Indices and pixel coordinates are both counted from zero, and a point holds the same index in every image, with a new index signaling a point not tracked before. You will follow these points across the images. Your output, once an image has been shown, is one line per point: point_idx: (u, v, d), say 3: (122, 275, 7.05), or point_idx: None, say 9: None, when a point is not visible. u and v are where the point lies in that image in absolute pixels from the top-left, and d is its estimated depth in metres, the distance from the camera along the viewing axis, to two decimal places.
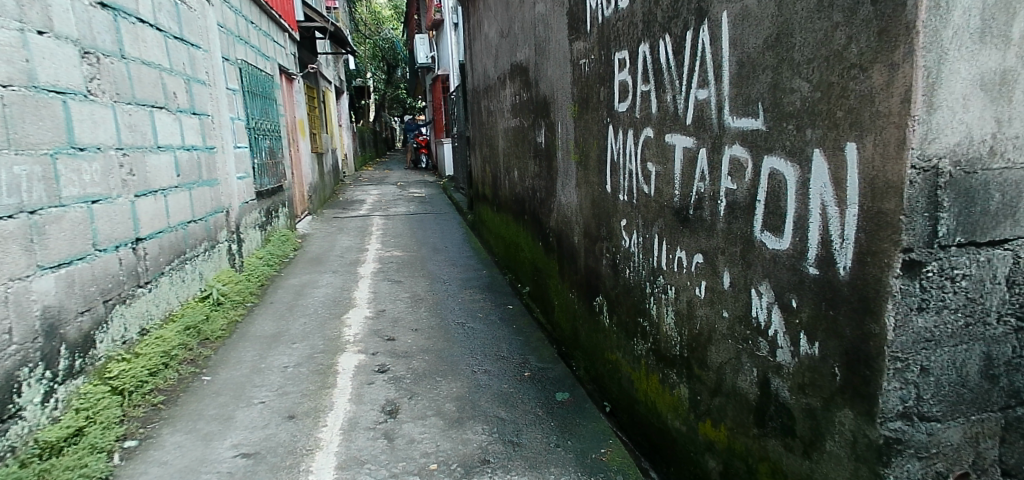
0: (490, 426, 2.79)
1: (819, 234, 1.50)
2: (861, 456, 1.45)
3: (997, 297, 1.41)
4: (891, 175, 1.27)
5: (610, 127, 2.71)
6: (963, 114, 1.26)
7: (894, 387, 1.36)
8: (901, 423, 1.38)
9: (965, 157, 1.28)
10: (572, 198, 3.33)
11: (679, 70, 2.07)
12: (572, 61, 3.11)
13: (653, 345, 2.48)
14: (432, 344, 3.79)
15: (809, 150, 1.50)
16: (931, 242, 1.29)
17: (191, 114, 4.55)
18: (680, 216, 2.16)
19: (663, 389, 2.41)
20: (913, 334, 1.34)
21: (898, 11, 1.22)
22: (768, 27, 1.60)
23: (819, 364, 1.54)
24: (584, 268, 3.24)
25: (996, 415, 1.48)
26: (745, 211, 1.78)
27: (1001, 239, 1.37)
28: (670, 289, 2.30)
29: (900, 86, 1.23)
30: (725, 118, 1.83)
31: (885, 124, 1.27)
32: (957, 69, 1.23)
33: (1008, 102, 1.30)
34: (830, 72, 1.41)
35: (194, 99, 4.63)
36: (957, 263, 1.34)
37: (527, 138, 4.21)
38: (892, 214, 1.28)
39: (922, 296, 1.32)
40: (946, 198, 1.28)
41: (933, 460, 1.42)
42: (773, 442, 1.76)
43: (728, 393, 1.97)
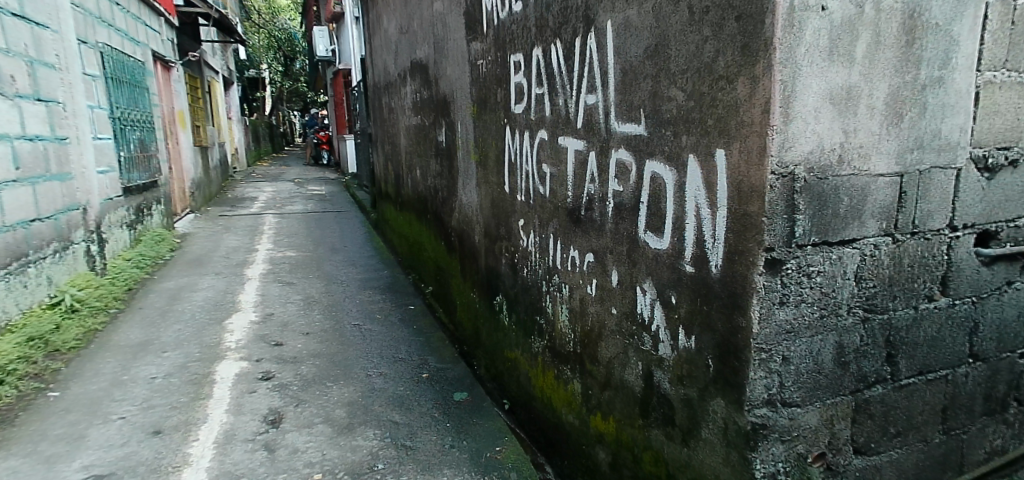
0: (382, 431, 2.74)
1: (694, 234, 1.59)
2: (731, 442, 1.55)
3: (847, 291, 1.57)
4: (755, 180, 1.38)
5: (507, 128, 2.74)
6: (815, 125, 1.38)
7: (760, 376, 1.47)
8: (765, 410, 1.50)
9: (817, 164, 1.41)
10: (473, 197, 3.33)
11: (570, 75, 2.12)
12: (470, 61, 3.12)
13: (549, 341, 2.54)
14: (324, 348, 3.66)
15: (684, 155, 1.59)
16: (789, 241, 1.41)
17: (34, 101, 4.10)
18: (573, 217, 2.22)
19: (558, 385, 2.47)
20: (776, 327, 1.46)
21: (757, 28, 1.32)
22: (648, 37, 1.67)
23: (695, 356, 1.64)
24: (485, 267, 3.25)
25: (848, 398, 1.65)
26: (630, 212, 1.85)
27: (850, 239, 1.53)
28: (565, 288, 2.35)
29: (761, 98, 1.33)
30: (612, 123, 1.89)
31: (749, 133, 1.38)
32: (809, 83, 1.34)
33: (854, 116, 1.45)
34: (701, 83, 1.50)
35: (38, 84, 4.17)
36: (814, 261, 1.48)
37: (428, 137, 4.17)
38: (756, 216, 1.39)
39: (783, 292, 1.44)
40: (802, 202, 1.40)
41: (794, 442, 1.55)
42: (656, 432, 1.85)
43: (616, 386, 2.04)
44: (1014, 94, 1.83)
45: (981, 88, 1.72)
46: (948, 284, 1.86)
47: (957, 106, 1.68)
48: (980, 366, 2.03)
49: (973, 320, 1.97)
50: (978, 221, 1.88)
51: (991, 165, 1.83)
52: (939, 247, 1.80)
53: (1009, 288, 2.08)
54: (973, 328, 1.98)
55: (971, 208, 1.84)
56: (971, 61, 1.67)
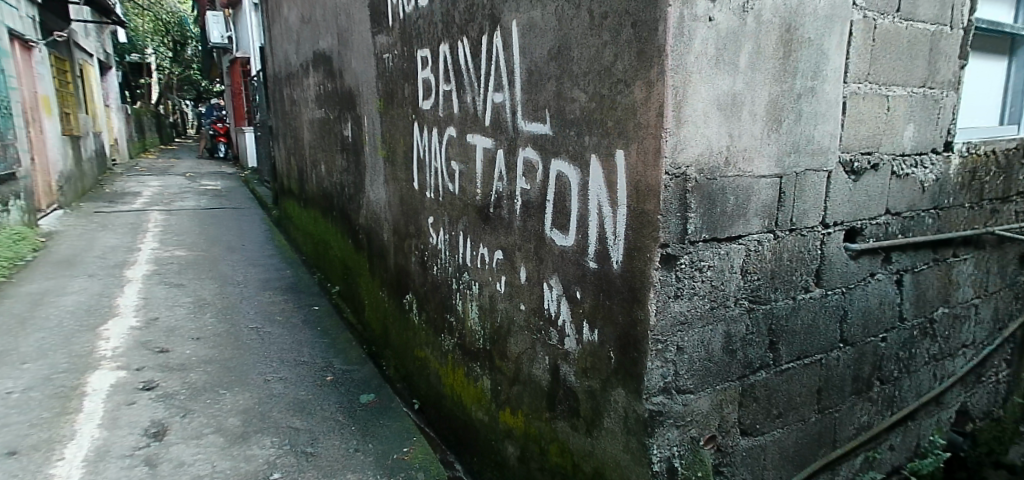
0: (280, 438, 2.62)
1: (596, 231, 1.64)
2: (631, 429, 1.62)
3: (734, 284, 1.68)
4: (651, 180, 1.44)
5: (415, 124, 2.70)
6: (705, 129, 1.46)
7: (657, 365, 1.54)
8: (662, 397, 1.57)
9: (707, 165, 1.50)
10: (381, 194, 3.25)
11: (477, 73, 2.12)
12: (375, 54, 3.04)
13: (459, 339, 2.53)
14: (216, 354, 3.44)
15: (587, 155, 1.63)
16: (682, 238, 1.48)
17: None
18: (482, 214, 2.22)
19: (468, 382, 2.47)
20: (671, 319, 1.53)
21: (651, 35, 1.38)
22: (551, 39, 1.71)
23: (598, 349, 1.69)
24: (393, 266, 3.19)
25: (736, 383, 1.77)
26: (537, 210, 1.88)
27: (737, 235, 1.65)
28: (474, 285, 2.35)
29: (655, 101, 1.39)
30: (518, 122, 1.91)
31: (646, 135, 1.44)
32: (698, 89, 1.42)
33: (739, 121, 1.55)
34: (602, 85, 1.54)
35: None
36: (705, 256, 1.57)
37: (333, 131, 4.02)
38: (652, 214, 1.46)
39: (677, 285, 1.52)
40: (693, 201, 1.49)
41: (688, 427, 1.64)
42: (561, 424, 1.90)
43: (524, 381, 2.07)
44: (874, 105, 2.05)
45: (847, 98, 1.91)
46: (822, 276, 2.04)
47: (827, 113, 1.85)
48: (849, 349, 2.25)
49: (843, 308, 2.17)
50: (846, 219, 2.08)
51: (856, 168, 2.05)
52: (814, 243, 1.97)
53: (872, 279, 2.31)
54: (842, 316, 2.18)
55: (840, 207, 2.03)
56: (840, 73, 1.85)
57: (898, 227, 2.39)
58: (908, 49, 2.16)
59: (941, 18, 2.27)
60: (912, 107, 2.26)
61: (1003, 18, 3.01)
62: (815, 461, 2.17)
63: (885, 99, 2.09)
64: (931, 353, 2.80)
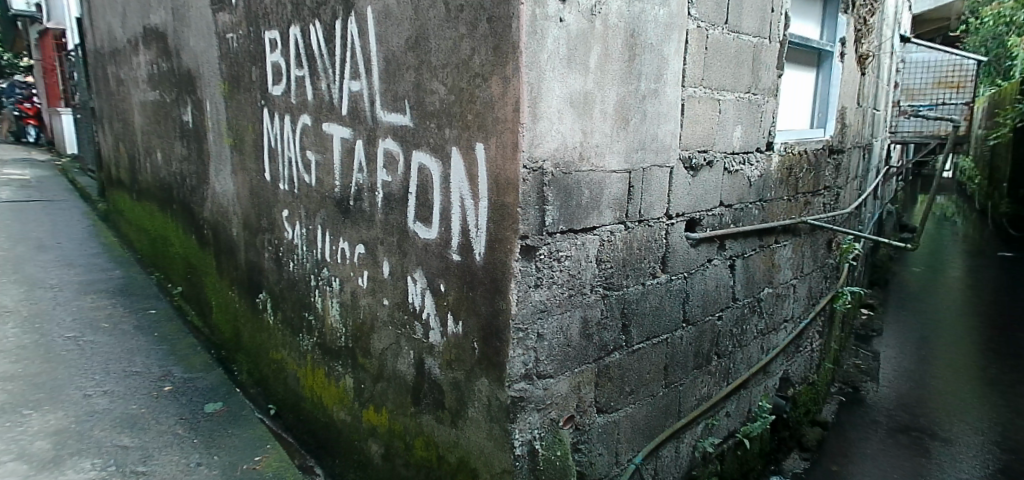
0: (104, 459, 2.34)
1: (459, 224, 1.65)
2: (494, 417, 1.66)
3: (589, 272, 1.78)
4: (510, 173, 1.47)
5: (264, 111, 2.53)
6: (560, 125, 1.53)
7: (519, 353, 1.59)
8: (523, 384, 1.62)
9: (563, 160, 1.56)
10: (228, 185, 3.01)
11: (332, 59, 2.03)
12: (217, 33, 2.80)
13: (318, 338, 2.42)
14: (22, 369, 2.99)
15: (448, 148, 1.63)
16: (540, 230, 1.54)
17: None
18: (341, 207, 2.14)
19: (329, 383, 2.37)
20: (531, 307, 1.58)
21: (505, 31, 1.41)
22: (407, 28, 1.68)
23: (463, 340, 1.71)
24: (244, 263, 2.97)
25: (592, 365, 1.88)
26: (399, 203, 1.85)
27: (592, 227, 1.75)
28: (334, 281, 2.26)
29: (512, 97, 1.42)
30: (377, 112, 1.86)
31: (504, 129, 1.46)
32: (552, 87, 1.48)
33: (590, 119, 1.64)
34: (460, 78, 1.55)
35: None
36: (562, 247, 1.64)
37: (169, 115, 3.65)
38: (512, 207, 1.49)
39: (537, 275, 1.58)
40: (550, 194, 1.55)
41: (548, 410, 1.70)
42: (426, 417, 1.89)
43: (389, 377, 2.03)
44: (708, 107, 2.28)
45: (684, 100, 2.11)
46: (667, 262, 2.22)
47: (668, 114, 2.03)
48: (691, 328, 2.48)
49: (686, 291, 2.39)
50: (687, 210, 2.29)
51: (694, 164, 2.26)
52: (660, 233, 2.14)
53: (710, 265, 2.56)
54: (685, 298, 2.40)
55: (682, 199, 2.23)
56: (678, 78, 2.04)
57: (730, 217, 2.68)
58: (735, 58, 2.41)
59: (762, 33, 2.57)
60: (740, 111, 2.54)
61: (810, 35, 3.48)
62: (663, 431, 2.37)
63: (717, 103, 2.33)
64: (759, 329, 3.17)
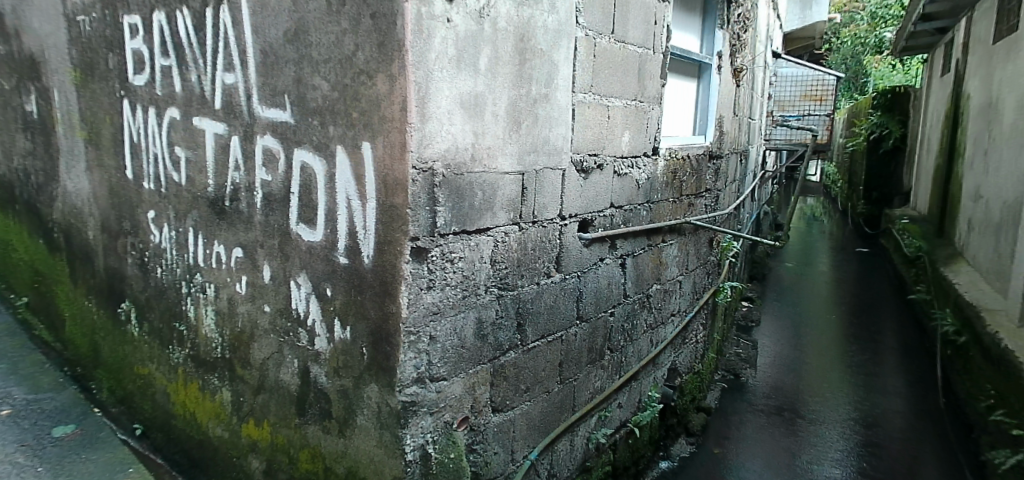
0: None
1: (346, 226, 1.59)
2: (384, 423, 1.62)
3: (483, 273, 1.80)
4: (398, 174, 1.44)
5: (125, 102, 2.31)
6: (450, 126, 1.52)
7: (410, 357, 1.56)
8: (415, 387, 1.60)
9: (453, 161, 1.56)
10: (82, 183, 2.72)
11: (202, 49, 1.90)
12: (67, 15, 2.52)
13: (191, 350, 2.25)
14: None
15: (332, 146, 1.57)
16: (431, 231, 1.52)
17: None
18: (215, 208, 1.99)
19: (203, 397, 2.21)
20: (423, 310, 1.56)
21: (390, 29, 1.37)
22: (286, 20, 1.60)
23: (351, 346, 1.65)
24: (104, 269, 2.70)
25: (487, 365, 1.89)
26: (280, 203, 1.76)
27: (484, 228, 1.76)
28: (209, 287, 2.10)
29: (398, 95, 1.39)
30: (255, 107, 1.75)
31: (391, 128, 1.43)
32: (441, 87, 1.46)
33: (480, 120, 1.65)
34: (344, 74, 1.50)
35: None
36: (455, 248, 1.64)
37: (9, 105, 3.24)
38: (401, 208, 1.46)
39: (429, 276, 1.56)
40: (441, 194, 1.53)
41: (441, 413, 1.69)
42: (312, 428, 1.81)
43: (271, 389, 1.93)
44: (598, 113, 2.37)
45: (575, 106, 2.19)
46: (561, 262, 2.28)
47: (559, 118, 2.10)
48: (584, 325, 2.56)
49: (579, 289, 2.46)
50: (579, 212, 2.36)
51: (585, 167, 2.33)
52: (553, 233, 2.20)
53: (602, 263, 2.66)
54: (579, 296, 2.47)
55: (574, 201, 2.29)
56: (568, 84, 2.13)
57: (621, 218, 2.79)
58: (622, 66, 2.52)
59: (646, 43, 2.71)
60: (628, 117, 2.65)
61: (691, 48, 3.71)
62: (558, 426, 2.42)
63: (606, 109, 2.43)
64: (649, 323, 3.34)
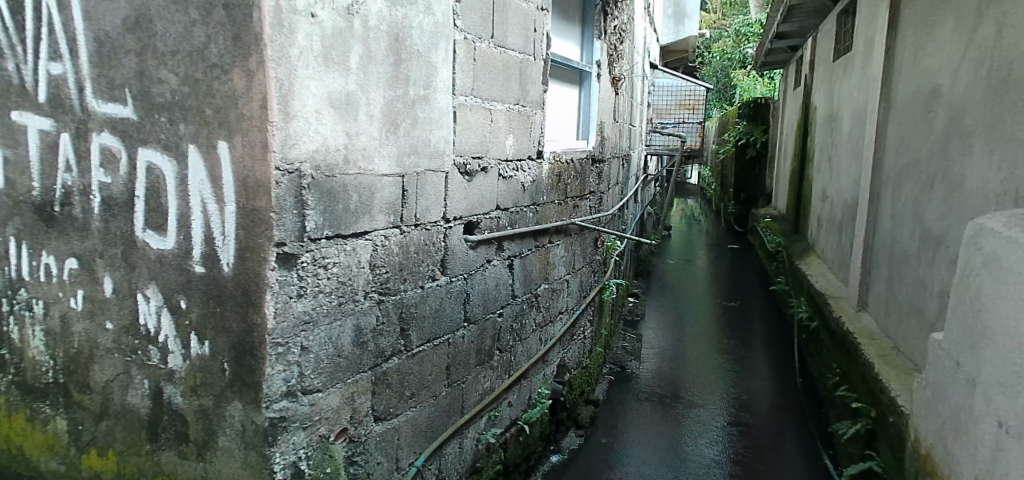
0: None
1: (202, 232, 1.47)
2: (250, 442, 1.51)
3: (362, 278, 1.74)
4: (261, 175, 1.36)
5: None
6: (319, 126, 1.46)
7: (279, 370, 1.47)
8: (284, 402, 1.51)
9: (323, 163, 1.50)
10: None
11: (22, 35, 1.68)
12: None
13: (15, 376, 1.98)
14: None
15: (183, 145, 1.45)
16: (300, 236, 1.45)
17: None
18: (42, 214, 1.77)
19: (32, 429, 1.95)
20: (293, 320, 1.48)
21: (246, 21, 1.29)
22: (124, 6, 1.46)
23: (210, 362, 1.53)
24: None
25: (367, 373, 1.84)
26: (124, 208, 1.59)
27: (361, 232, 1.71)
28: (37, 305, 1.86)
29: (257, 92, 1.32)
30: (88, 101, 1.58)
31: (250, 127, 1.35)
32: (306, 85, 1.40)
33: (353, 120, 1.60)
34: (194, 68, 1.39)
35: None
36: (328, 253, 1.57)
37: None
38: (264, 212, 1.38)
39: (299, 284, 1.48)
40: (311, 197, 1.47)
41: (315, 426, 1.61)
42: (167, 454, 1.66)
43: (116, 413, 1.74)
44: (480, 116, 2.38)
45: (455, 109, 2.19)
46: (446, 264, 2.26)
47: (439, 120, 2.09)
48: (472, 327, 2.56)
49: (466, 292, 2.46)
50: (464, 214, 2.35)
51: (468, 170, 2.33)
52: (437, 236, 2.18)
53: (489, 265, 2.67)
54: (465, 298, 2.46)
55: (458, 204, 2.29)
56: (448, 86, 2.12)
57: (507, 220, 2.83)
58: (503, 71, 2.56)
59: (527, 50, 2.76)
60: (511, 120, 2.69)
61: (571, 56, 3.85)
62: (446, 430, 2.40)
63: (488, 112, 2.45)
64: (537, 322, 3.40)
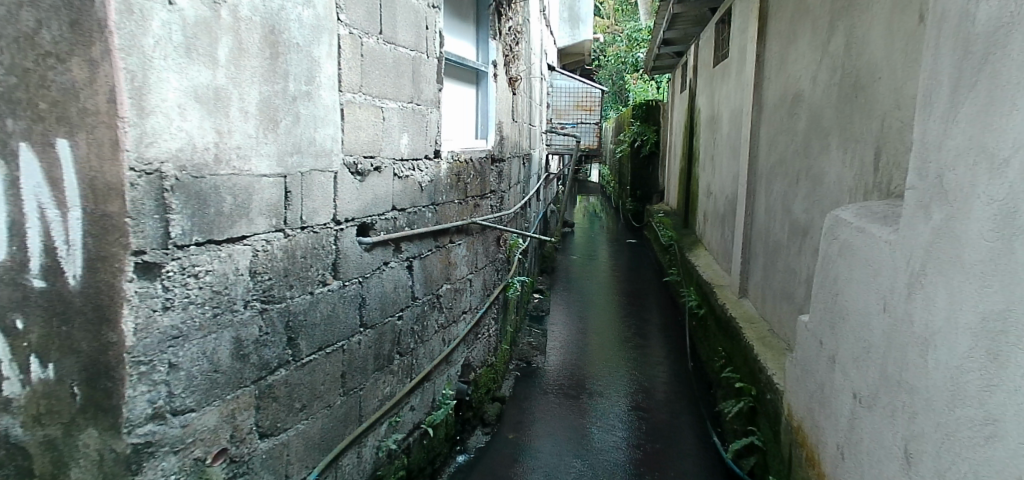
0: None
1: (41, 241, 1.28)
2: (108, 474, 1.37)
3: (241, 287, 1.66)
4: (111, 176, 1.26)
5: None
6: (181, 123, 1.39)
7: (143, 391, 1.38)
8: (151, 425, 1.42)
9: (190, 162, 1.43)
10: None
11: None
12: None
13: None
14: None
15: (13, 143, 1.25)
16: (164, 243, 1.38)
17: None
18: None
19: None
20: (158, 335, 1.39)
21: (88, 6, 1.20)
22: None
23: (56, 387, 1.34)
24: None
25: (250, 387, 1.76)
26: None
27: (237, 237, 1.62)
28: None
29: (103, 84, 1.22)
30: None
31: (96, 122, 1.24)
32: (164, 77, 1.33)
33: (224, 116, 1.53)
34: (24, 57, 1.23)
35: None
36: (200, 261, 1.50)
37: None
38: (118, 217, 1.28)
39: (164, 296, 1.40)
40: (175, 200, 1.40)
41: (188, 449, 1.54)
42: None
43: None
44: (370, 114, 2.31)
45: (343, 106, 2.10)
46: (338, 268, 2.17)
47: (325, 118, 2.00)
48: (369, 332, 2.48)
49: (361, 296, 2.37)
50: (356, 215, 2.27)
51: (360, 170, 2.25)
52: (327, 239, 2.08)
53: (386, 267, 2.60)
54: (361, 302, 2.38)
55: (349, 205, 2.20)
56: (334, 83, 2.04)
57: (404, 221, 2.76)
58: (394, 68, 2.50)
59: (418, 47, 2.71)
60: (405, 119, 2.63)
61: (466, 55, 3.84)
62: (343, 440, 2.30)
63: (380, 110, 2.38)
64: (439, 322, 3.36)
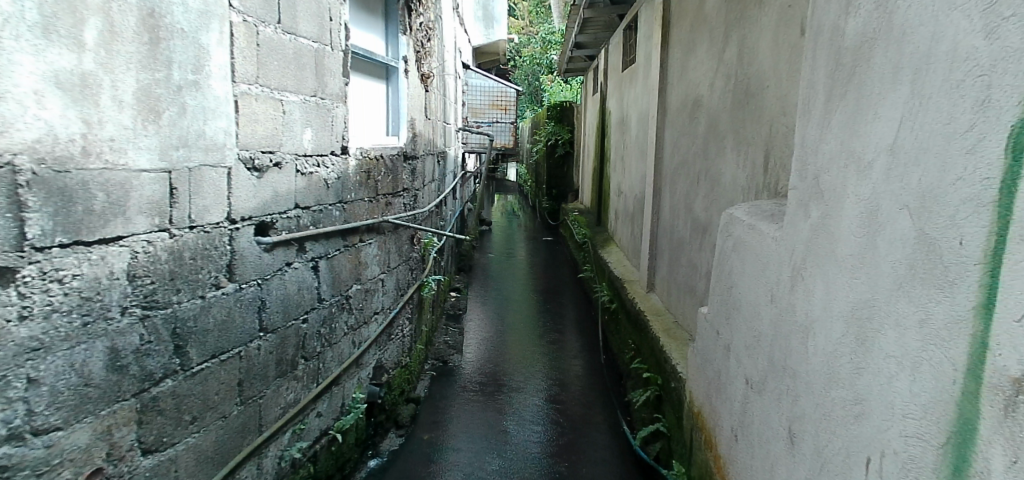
0: None
1: None
2: None
3: (117, 292, 1.53)
4: None
5: None
6: (38, 111, 1.28)
7: None
8: (9, 446, 1.30)
9: (49, 155, 1.32)
10: None
11: None
12: None
13: None
14: None
15: None
16: (19, 245, 1.27)
17: None
18: None
19: None
20: (13, 348, 1.27)
21: None
22: None
23: None
24: None
25: (130, 401, 1.62)
26: None
27: (112, 237, 1.50)
28: None
29: None
30: None
31: None
32: (15, 61, 1.22)
33: (94, 105, 1.41)
34: None
35: None
36: (66, 264, 1.38)
37: None
38: None
39: (21, 304, 1.28)
40: (33, 196, 1.29)
41: (53, 472, 1.41)
42: None
43: None
44: (268, 107, 2.18)
45: (237, 98, 1.98)
46: (233, 270, 2.04)
47: (217, 110, 1.87)
48: (270, 337, 2.35)
49: (260, 299, 2.25)
50: (254, 214, 2.14)
51: (257, 165, 2.13)
52: (220, 239, 1.95)
53: (289, 268, 2.48)
54: (260, 306, 2.25)
55: (246, 202, 2.07)
56: (226, 73, 1.91)
57: (309, 220, 2.64)
58: (294, 60, 2.38)
59: (322, 39, 2.60)
60: (308, 113, 2.52)
61: (374, 49, 3.73)
62: (241, 452, 2.17)
63: (279, 103, 2.26)
64: (349, 324, 3.25)
